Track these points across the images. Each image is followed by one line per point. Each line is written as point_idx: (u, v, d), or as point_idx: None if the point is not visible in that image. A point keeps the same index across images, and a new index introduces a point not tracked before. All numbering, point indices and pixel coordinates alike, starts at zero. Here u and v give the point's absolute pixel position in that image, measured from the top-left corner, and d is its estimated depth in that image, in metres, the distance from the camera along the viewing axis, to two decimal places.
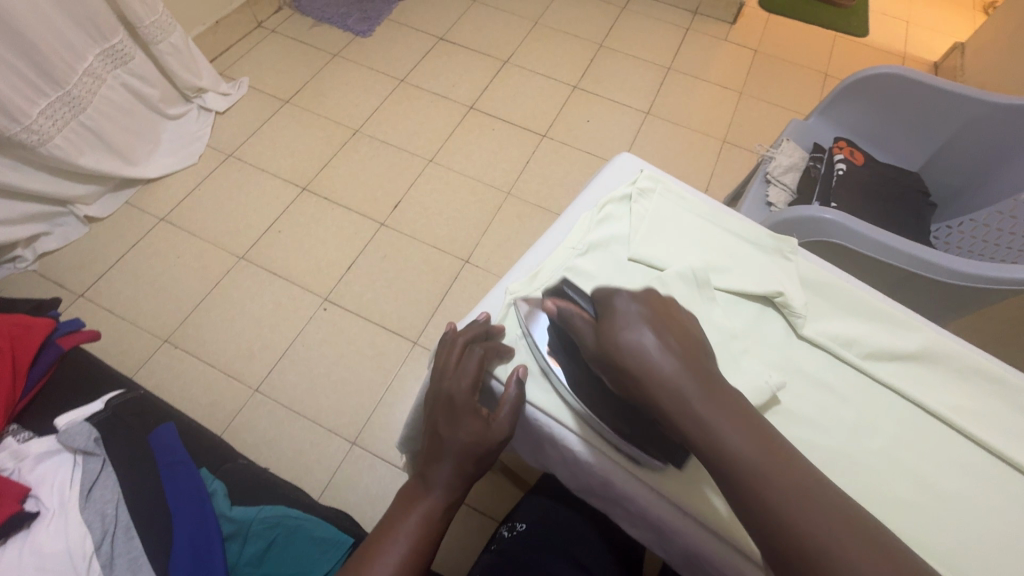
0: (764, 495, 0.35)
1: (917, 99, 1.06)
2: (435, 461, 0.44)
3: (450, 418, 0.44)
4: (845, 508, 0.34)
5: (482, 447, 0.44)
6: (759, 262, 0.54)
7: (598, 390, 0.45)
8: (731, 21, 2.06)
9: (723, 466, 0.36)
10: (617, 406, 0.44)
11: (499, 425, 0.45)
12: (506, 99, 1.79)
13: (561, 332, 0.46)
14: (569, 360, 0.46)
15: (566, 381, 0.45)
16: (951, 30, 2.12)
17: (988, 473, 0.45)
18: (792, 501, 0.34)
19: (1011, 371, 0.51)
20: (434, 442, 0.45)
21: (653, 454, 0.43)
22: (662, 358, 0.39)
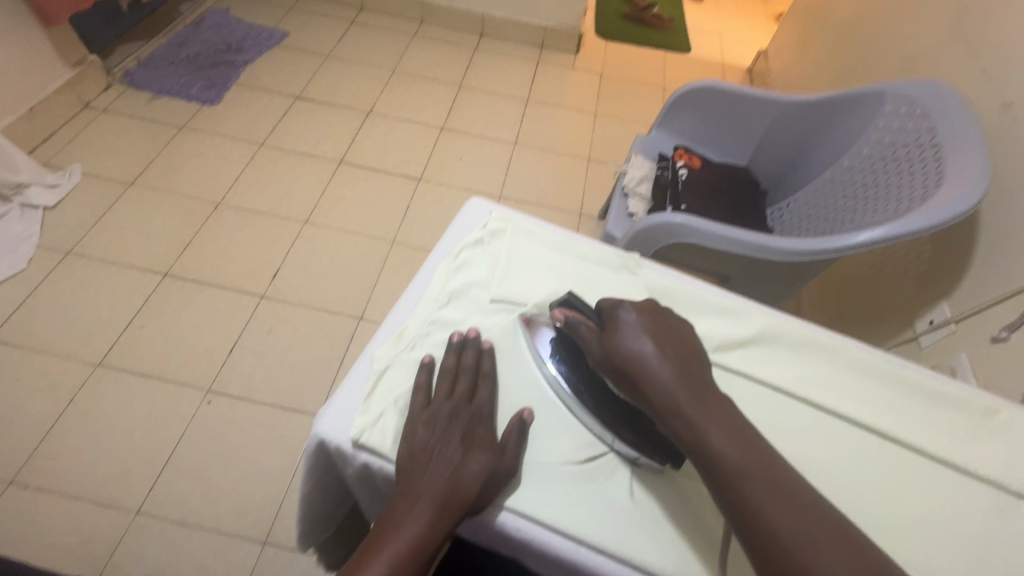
0: (744, 496, 0.38)
1: (731, 104, 1.21)
2: (447, 515, 0.40)
3: (457, 460, 0.42)
4: (815, 511, 0.37)
5: (494, 483, 0.43)
6: (614, 281, 0.57)
7: (603, 395, 0.48)
8: (575, 51, 2.24)
9: (711, 470, 0.39)
10: (628, 418, 0.47)
11: (510, 456, 0.44)
12: (376, 148, 1.79)
13: (566, 343, 0.50)
14: (573, 367, 0.49)
15: (569, 388, 0.48)
16: (754, 39, 2.48)
17: (830, 433, 0.51)
18: (764, 499, 0.37)
19: (835, 337, 0.58)
20: (436, 493, 0.40)
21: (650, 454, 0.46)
22: (660, 366, 0.42)
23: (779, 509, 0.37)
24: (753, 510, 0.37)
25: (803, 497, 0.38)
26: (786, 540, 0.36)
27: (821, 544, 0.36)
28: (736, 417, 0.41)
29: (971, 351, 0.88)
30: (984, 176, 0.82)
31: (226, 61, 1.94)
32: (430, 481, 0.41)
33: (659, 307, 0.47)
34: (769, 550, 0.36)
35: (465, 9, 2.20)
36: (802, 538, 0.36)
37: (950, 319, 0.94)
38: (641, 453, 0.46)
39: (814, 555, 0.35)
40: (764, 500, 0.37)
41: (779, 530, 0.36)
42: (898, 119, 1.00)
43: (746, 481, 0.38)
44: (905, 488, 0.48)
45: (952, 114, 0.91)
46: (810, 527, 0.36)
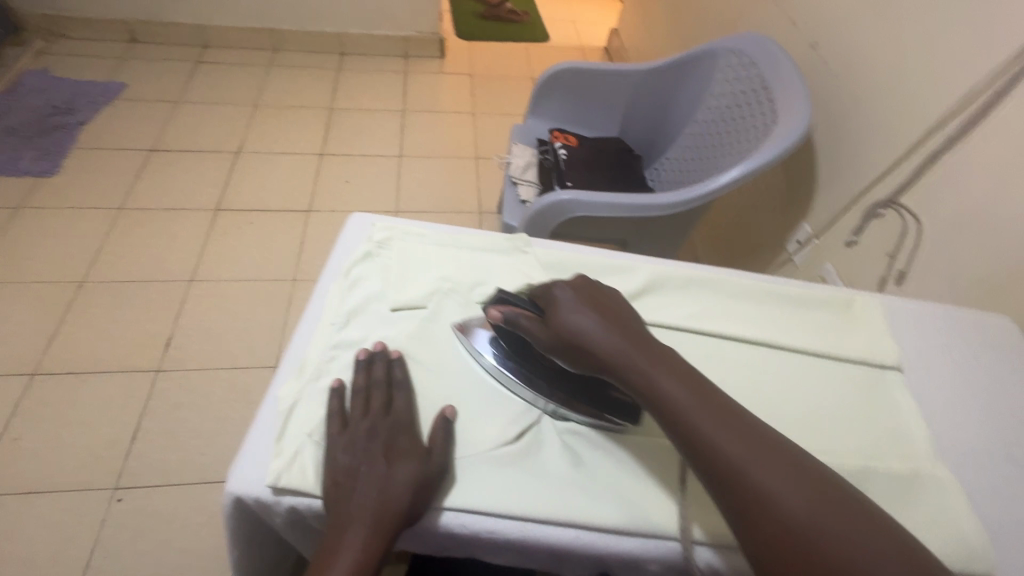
0: (696, 431, 0.40)
1: (591, 81, 1.28)
2: (384, 532, 0.40)
3: (383, 475, 0.42)
4: (760, 435, 0.40)
5: (426, 486, 0.42)
6: (508, 264, 0.58)
7: (554, 375, 0.49)
8: (441, 56, 2.25)
9: (664, 413, 0.42)
10: (584, 392, 0.49)
11: (438, 455, 0.44)
12: (255, 188, 1.68)
13: (504, 338, 0.51)
14: (518, 358, 0.50)
15: (518, 380, 0.50)
16: (604, 19, 2.63)
17: (727, 355, 0.56)
18: (713, 430, 0.40)
19: (714, 271, 0.64)
20: (368, 512, 0.40)
21: (612, 417, 0.49)
22: (602, 333, 0.45)
23: (728, 434, 0.40)
24: (706, 442, 0.40)
25: (745, 420, 0.41)
26: (738, 466, 0.38)
27: (766, 464, 0.38)
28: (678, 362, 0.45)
29: (833, 260, 1.01)
30: (805, 105, 0.94)
31: (58, 126, 1.74)
32: (361, 502, 0.40)
33: (587, 280, 0.50)
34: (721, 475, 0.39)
35: (318, 30, 2.14)
36: (749, 462, 0.38)
37: (812, 235, 1.06)
38: (600, 420, 0.49)
39: (762, 469, 0.38)
40: (714, 431, 0.40)
41: (731, 457, 0.39)
42: (731, 71, 1.12)
43: (692, 419, 0.41)
44: (795, 385, 0.54)
45: (773, 60, 1.04)
46: (755, 451, 0.39)
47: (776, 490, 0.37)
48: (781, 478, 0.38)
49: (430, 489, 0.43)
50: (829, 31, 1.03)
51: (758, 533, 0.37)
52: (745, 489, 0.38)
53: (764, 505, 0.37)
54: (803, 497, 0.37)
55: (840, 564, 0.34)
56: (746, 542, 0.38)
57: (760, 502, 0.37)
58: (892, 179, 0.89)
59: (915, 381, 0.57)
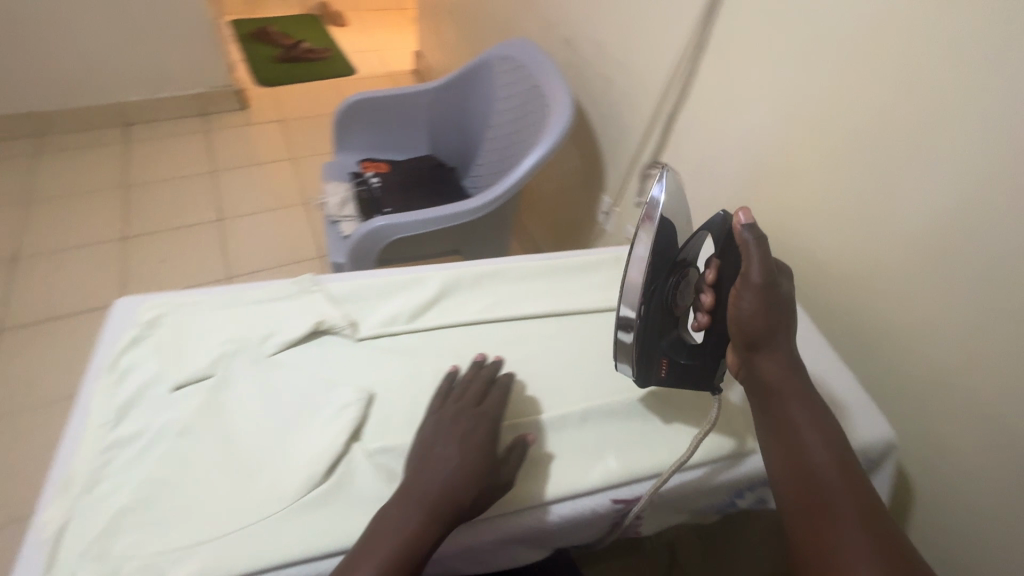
0: (784, 399, 0.56)
1: (386, 107, 1.31)
2: (430, 520, 0.43)
3: (460, 466, 0.46)
4: (844, 457, 0.53)
5: (488, 494, 0.47)
6: (297, 308, 0.58)
7: (664, 298, 0.57)
8: (244, 107, 2.14)
9: (776, 402, 0.56)
10: (664, 325, 0.57)
11: (506, 473, 0.49)
12: (47, 295, 1.46)
13: (662, 255, 0.56)
14: (658, 271, 0.56)
15: (651, 279, 0.55)
16: (405, 42, 2.70)
17: (521, 334, 0.61)
18: (808, 432, 0.54)
19: (503, 261, 0.69)
20: (422, 497, 0.44)
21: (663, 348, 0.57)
22: (776, 310, 0.57)
23: (805, 416, 0.55)
24: (788, 411, 0.55)
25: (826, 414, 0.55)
26: (809, 458, 0.53)
27: (833, 473, 0.52)
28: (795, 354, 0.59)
29: (631, 222, 1.15)
30: (565, 95, 1.06)
31: None
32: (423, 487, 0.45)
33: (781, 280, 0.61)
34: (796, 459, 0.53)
35: (88, 104, 1.91)
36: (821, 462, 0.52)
37: (612, 205, 1.19)
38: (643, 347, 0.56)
39: (820, 445, 0.53)
40: (797, 406, 0.55)
41: (810, 446, 0.53)
42: (507, 75, 1.22)
43: (786, 393, 0.56)
44: (583, 344, 0.61)
45: (534, 60, 1.16)
46: (833, 462, 0.52)
47: (823, 462, 0.52)
48: (829, 453, 0.52)
49: (490, 497, 0.47)
50: (577, 29, 1.17)
51: (796, 471, 0.52)
52: (799, 451, 0.53)
53: (809, 465, 0.52)
54: (845, 497, 0.50)
55: (838, 534, 0.48)
56: (782, 483, 0.53)
57: (815, 483, 0.51)
58: (649, 144, 1.04)
59: None
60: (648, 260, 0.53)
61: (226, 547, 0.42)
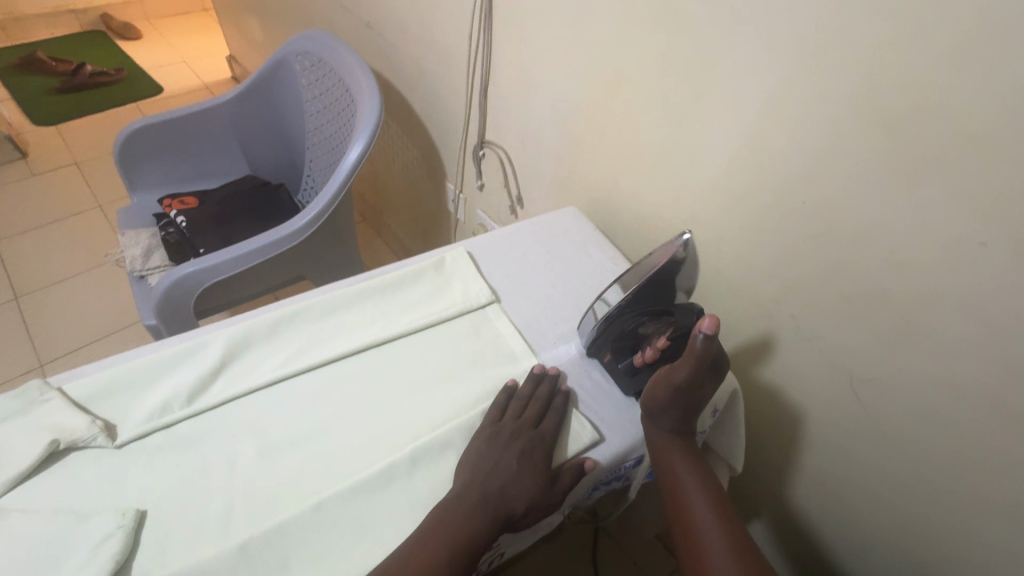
0: (667, 458, 0.51)
1: (179, 131, 1.12)
2: (454, 554, 0.42)
3: (514, 488, 0.46)
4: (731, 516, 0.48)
5: (543, 512, 0.47)
6: (20, 430, 0.45)
7: (628, 326, 0.54)
8: (22, 155, 1.78)
9: (667, 468, 0.51)
10: (613, 347, 0.55)
11: (558, 487, 0.47)
12: None
13: (645, 297, 0.53)
14: (637, 302, 0.54)
15: (624, 301, 0.54)
16: (218, 48, 2.39)
17: (333, 380, 0.52)
18: (693, 496, 0.50)
19: (304, 297, 0.59)
20: (438, 540, 0.42)
21: (606, 358, 0.56)
22: (689, 396, 0.49)
23: (689, 476, 0.50)
24: (671, 475, 0.51)
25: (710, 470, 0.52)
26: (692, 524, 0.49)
27: (717, 538, 0.47)
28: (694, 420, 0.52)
29: (480, 206, 1.09)
30: (371, 85, 0.96)
31: None
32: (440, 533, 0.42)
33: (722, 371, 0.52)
34: (682, 522, 0.49)
35: None
36: (706, 528, 0.48)
37: (458, 191, 1.12)
38: (591, 347, 0.57)
39: (704, 509, 0.49)
40: (682, 466, 0.51)
41: (694, 515, 0.49)
42: (309, 73, 1.09)
43: (675, 456, 0.51)
44: (408, 372, 0.54)
45: (332, 52, 1.04)
46: (720, 524, 0.48)
47: (708, 530, 0.48)
48: (714, 521, 0.48)
49: (545, 508, 0.47)
50: (374, 11, 1.06)
51: (684, 554, 0.48)
52: (683, 517, 0.49)
53: (691, 535, 0.49)
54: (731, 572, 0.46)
55: None
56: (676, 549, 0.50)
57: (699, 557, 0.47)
58: (474, 121, 0.97)
59: (515, 301, 0.62)
60: (639, 283, 0.53)
61: None
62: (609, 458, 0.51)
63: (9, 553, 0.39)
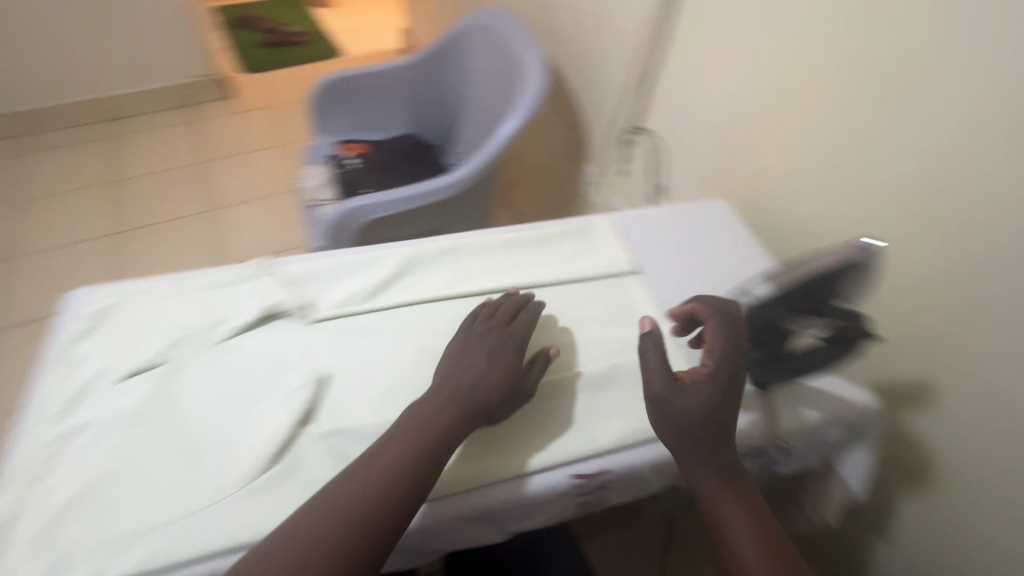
0: (688, 461, 0.48)
1: (364, 86, 1.28)
2: (428, 454, 0.45)
3: (478, 373, 0.49)
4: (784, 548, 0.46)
5: (512, 400, 0.50)
6: (248, 292, 0.56)
7: (776, 320, 0.53)
8: (230, 95, 2.11)
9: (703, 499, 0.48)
10: (753, 337, 0.54)
11: (529, 378, 0.52)
12: (48, 293, 1.48)
13: (805, 295, 0.52)
14: (794, 299, 0.52)
15: (782, 294, 0.52)
16: (393, 19, 2.62)
17: (483, 309, 0.59)
18: (735, 523, 0.46)
19: (465, 235, 0.66)
20: (411, 450, 0.45)
21: (741, 343, 0.55)
22: (702, 408, 0.48)
23: (715, 471, 0.47)
24: (690, 474, 0.48)
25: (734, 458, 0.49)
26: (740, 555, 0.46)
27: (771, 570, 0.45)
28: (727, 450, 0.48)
29: (617, 190, 1.11)
30: (539, 62, 1.02)
31: None
32: (417, 446, 0.45)
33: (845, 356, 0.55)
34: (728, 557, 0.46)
35: (72, 101, 1.90)
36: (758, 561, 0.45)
37: (596, 174, 1.14)
38: None
39: (731, 506, 0.47)
40: (704, 462, 0.47)
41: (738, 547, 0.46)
42: (482, 45, 1.18)
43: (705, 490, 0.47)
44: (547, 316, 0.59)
45: (508, 27, 1.11)
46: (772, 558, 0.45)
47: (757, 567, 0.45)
48: (740, 523, 0.46)
49: (515, 400, 0.50)
50: None
51: None
52: (712, 515, 0.47)
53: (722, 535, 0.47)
54: None
55: None
56: None
57: None
58: (631, 106, 0.99)
59: (654, 276, 0.64)
60: (805, 280, 0.51)
61: (166, 538, 0.42)
62: None
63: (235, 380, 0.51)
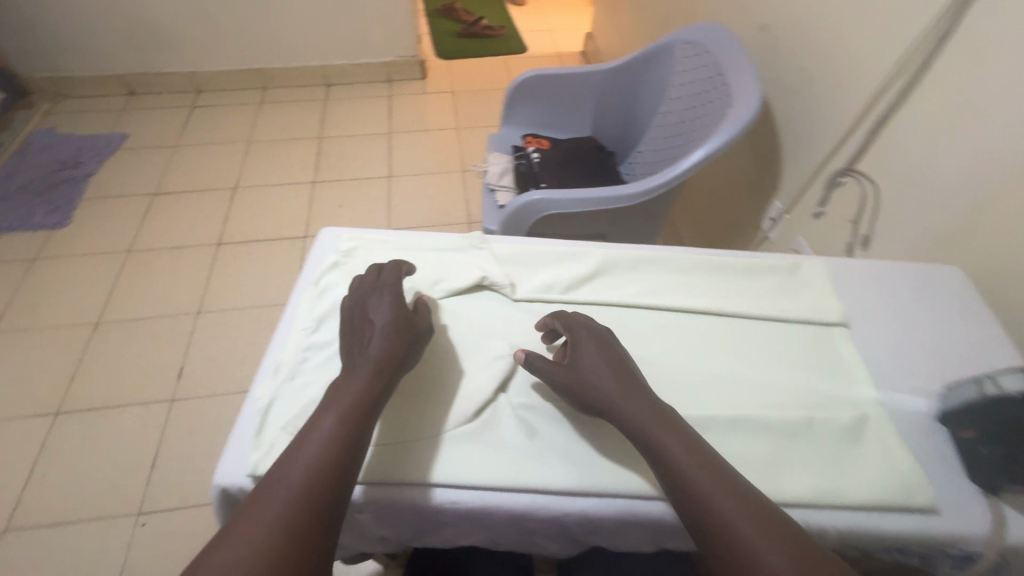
0: (660, 440, 0.45)
1: (559, 86, 1.32)
2: (357, 416, 0.46)
3: (379, 319, 0.51)
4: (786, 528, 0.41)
5: (408, 338, 0.51)
6: (465, 260, 0.62)
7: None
8: (422, 76, 2.33)
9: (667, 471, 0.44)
10: (991, 430, 0.48)
11: (422, 321, 0.54)
12: (254, 221, 1.76)
13: None
14: None
15: None
16: (578, 25, 2.69)
17: (677, 325, 0.59)
18: (714, 493, 0.42)
19: (663, 249, 0.67)
20: (342, 414, 0.46)
21: (969, 431, 0.49)
22: (601, 375, 0.50)
23: (675, 442, 0.45)
24: (657, 447, 0.45)
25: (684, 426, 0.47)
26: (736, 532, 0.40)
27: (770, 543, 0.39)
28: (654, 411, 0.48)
29: (804, 232, 1.03)
30: (755, 87, 0.97)
31: (66, 179, 1.83)
32: (344, 408, 0.46)
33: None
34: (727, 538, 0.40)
35: (301, 65, 2.22)
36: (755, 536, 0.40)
37: (783, 211, 1.08)
38: (954, 411, 0.51)
39: (704, 470, 0.43)
40: (662, 434, 0.45)
41: (726, 521, 0.41)
42: (688, 61, 1.16)
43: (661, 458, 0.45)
44: (742, 348, 0.57)
45: (723, 46, 1.08)
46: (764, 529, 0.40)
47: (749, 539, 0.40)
48: (719, 487, 0.42)
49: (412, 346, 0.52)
50: (776, 13, 1.04)
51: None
52: (689, 492, 0.43)
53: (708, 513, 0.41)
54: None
55: None
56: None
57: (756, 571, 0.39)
58: (849, 147, 0.90)
59: (864, 335, 0.59)
60: None
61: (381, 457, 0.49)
62: (942, 532, 0.46)
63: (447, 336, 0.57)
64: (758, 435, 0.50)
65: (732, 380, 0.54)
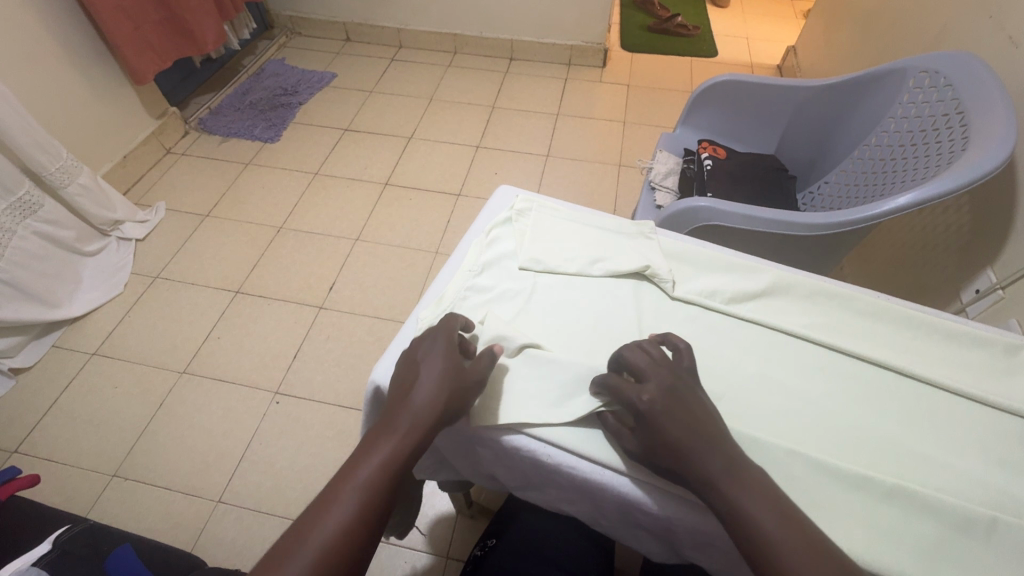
0: (740, 500, 0.41)
1: (754, 95, 1.23)
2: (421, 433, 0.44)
3: (426, 375, 0.47)
4: None
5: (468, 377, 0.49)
6: (631, 246, 0.63)
7: None
8: (601, 65, 2.32)
9: (744, 534, 0.40)
10: None
11: (473, 370, 0.49)
12: (418, 170, 1.92)
13: None
14: None
15: None
16: (781, 37, 2.48)
17: (847, 369, 0.54)
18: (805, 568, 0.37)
19: (849, 287, 0.60)
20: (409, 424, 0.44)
21: None
22: (662, 420, 0.45)
23: (752, 499, 0.41)
24: (734, 505, 0.41)
25: (801, 519, 0.40)
26: None
27: None
28: (732, 464, 0.43)
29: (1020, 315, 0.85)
30: (1010, 130, 0.81)
31: (283, 104, 2.15)
32: (380, 465, 0.42)
33: None
34: None
35: (492, 36, 2.34)
36: None
37: (996, 285, 0.90)
38: None
39: None
40: (742, 495, 0.41)
41: None
42: (920, 92, 1.01)
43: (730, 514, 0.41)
44: (919, 418, 0.50)
45: (975, 81, 0.91)
46: None
47: None
48: (802, 556, 0.38)
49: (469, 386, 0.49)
50: None
51: None
52: (756, 540, 0.39)
53: None
54: None
55: None
56: None
57: None
58: None
59: None
60: None
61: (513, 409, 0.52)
62: None
63: (599, 314, 0.59)
64: (917, 518, 0.44)
65: (898, 448, 0.48)
